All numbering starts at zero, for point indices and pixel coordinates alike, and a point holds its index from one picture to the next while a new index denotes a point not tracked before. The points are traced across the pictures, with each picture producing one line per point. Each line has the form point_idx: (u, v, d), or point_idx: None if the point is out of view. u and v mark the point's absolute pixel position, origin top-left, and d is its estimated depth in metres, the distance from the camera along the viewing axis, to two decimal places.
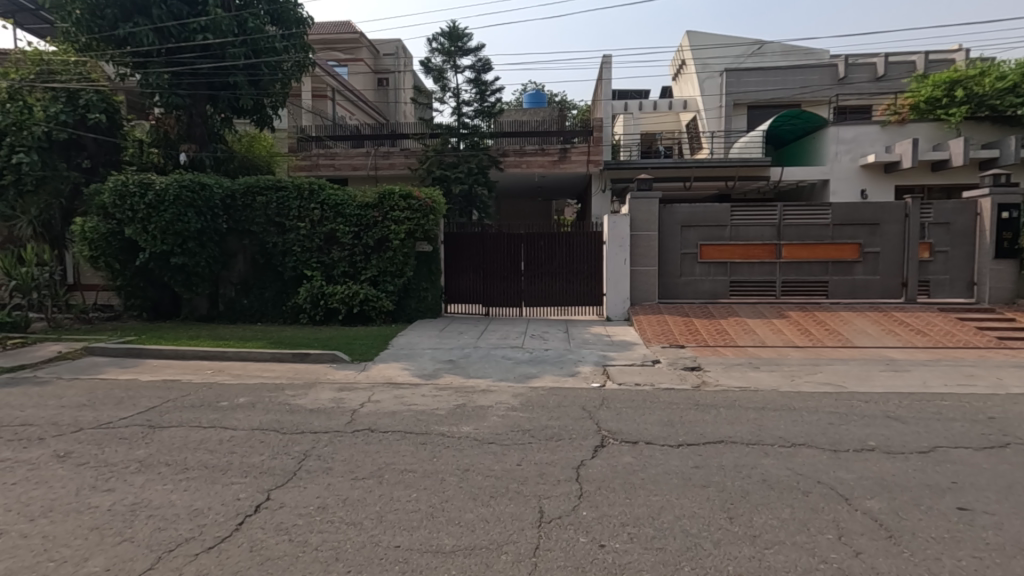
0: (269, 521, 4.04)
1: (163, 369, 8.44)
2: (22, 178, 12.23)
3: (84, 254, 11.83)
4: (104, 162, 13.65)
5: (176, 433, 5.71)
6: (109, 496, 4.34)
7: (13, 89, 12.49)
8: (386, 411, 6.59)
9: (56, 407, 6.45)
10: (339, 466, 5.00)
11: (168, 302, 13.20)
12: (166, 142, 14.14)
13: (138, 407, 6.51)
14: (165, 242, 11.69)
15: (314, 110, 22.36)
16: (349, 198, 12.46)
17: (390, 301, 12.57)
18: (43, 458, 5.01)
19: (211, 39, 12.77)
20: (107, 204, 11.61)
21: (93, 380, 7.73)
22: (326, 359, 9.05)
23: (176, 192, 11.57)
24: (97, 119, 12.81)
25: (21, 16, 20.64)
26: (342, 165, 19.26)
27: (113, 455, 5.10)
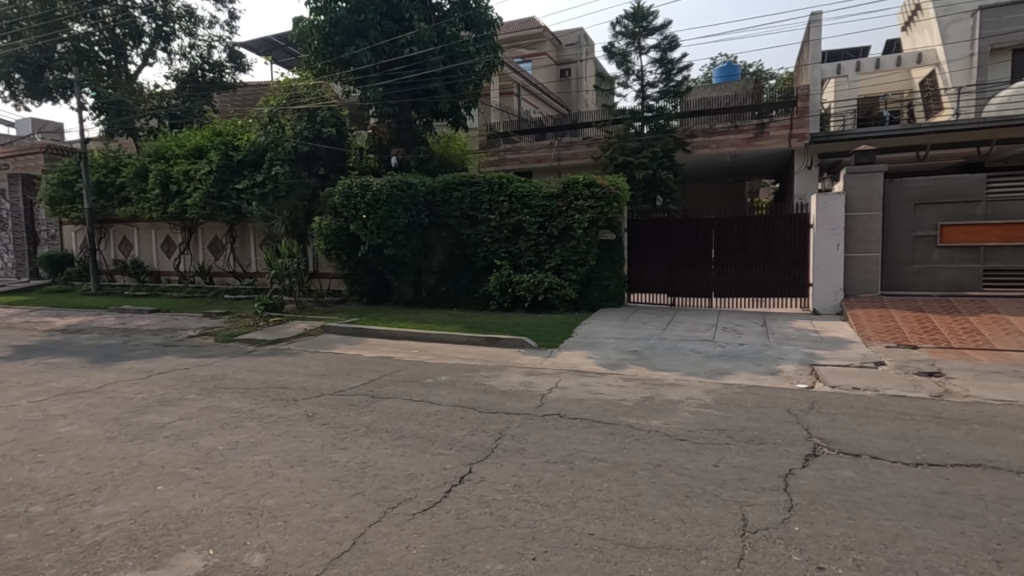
0: (471, 493, 4.37)
1: (380, 347, 9.67)
2: (278, 186, 14.96)
3: (321, 247, 14.04)
4: (334, 168, 15.91)
5: (392, 404, 6.49)
6: (346, 453, 5.11)
7: (272, 113, 15.23)
8: (574, 398, 6.69)
9: (305, 375, 7.80)
10: (531, 448, 5.21)
11: (381, 289, 15.00)
12: (379, 148, 15.88)
13: (363, 378, 7.56)
14: (380, 236, 13.28)
15: (502, 106, 23.55)
16: (535, 189, 12.88)
17: (573, 290, 12.80)
18: (298, 416, 6.09)
19: (416, 50, 14.31)
20: (337, 204, 13.56)
21: (329, 353, 9.18)
22: (515, 344, 9.53)
23: (388, 191, 13.07)
24: (329, 132, 15.08)
25: (277, 51, 25.17)
26: (527, 158, 20.01)
27: (346, 419, 5.99)
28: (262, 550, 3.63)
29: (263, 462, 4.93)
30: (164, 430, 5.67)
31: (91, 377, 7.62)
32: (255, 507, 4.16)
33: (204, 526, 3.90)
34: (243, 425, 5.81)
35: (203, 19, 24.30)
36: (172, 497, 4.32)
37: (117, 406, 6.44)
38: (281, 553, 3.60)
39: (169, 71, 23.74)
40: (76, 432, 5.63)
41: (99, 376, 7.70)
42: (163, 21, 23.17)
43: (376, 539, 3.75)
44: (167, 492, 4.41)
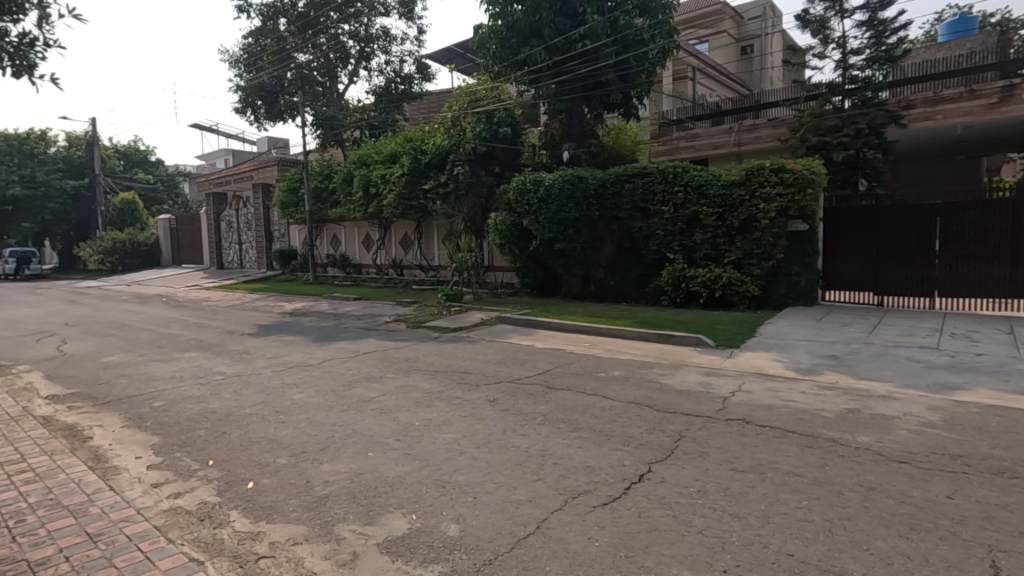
0: (652, 493, 4.25)
1: (552, 339, 9.91)
2: (459, 185, 16.12)
3: (496, 242, 14.80)
4: (509, 166, 16.60)
5: (567, 396, 6.60)
6: (526, 440, 5.32)
7: (455, 118, 16.48)
8: (761, 404, 6.15)
9: (484, 362, 8.31)
10: (715, 453, 4.91)
11: (551, 282, 15.35)
12: (551, 144, 16.17)
13: (537, 369, 7.81)
14: (551, 230, 13.60)
15: (675, 93, 22.53)
16: (714, 178, 12.11)
17: (756, 286, 11.80)
18: (480, 400, 6.51)
19: (590, 44, 14.35)
20: (511, 200, 14.18)
21: (505, 343, 9.66)
22: (690, 342, 9.08)
23: (560, 186, 13.33)
24: (505, 132, 15.82)
25: (457, 59, 27.15)
26: (702, 146, 18.85)
27: (525, 406, 6.23)
28: (456, 522, 3.94)
29: (453, 440, 5.35)
30: (370, 404, 6.47)
31: (314, 354, 9.01)
32: (448, 481, 4.54)
33: (407, 493, 4.37)
34: (434, 405, 6.38)
35: (396, 37, 27.11)
36: (380, 464, 4.90)
37: (334, 379, 7.51)
38: (473, 526, 3.87)
39: (369, 87, 26.92)
40: (305, 399, 6.69)
41: (319, 353, 9.06)
42: (366, 43, 26.30)
43: (558, 526, 3.85)
44: (376, 458, 5.01)
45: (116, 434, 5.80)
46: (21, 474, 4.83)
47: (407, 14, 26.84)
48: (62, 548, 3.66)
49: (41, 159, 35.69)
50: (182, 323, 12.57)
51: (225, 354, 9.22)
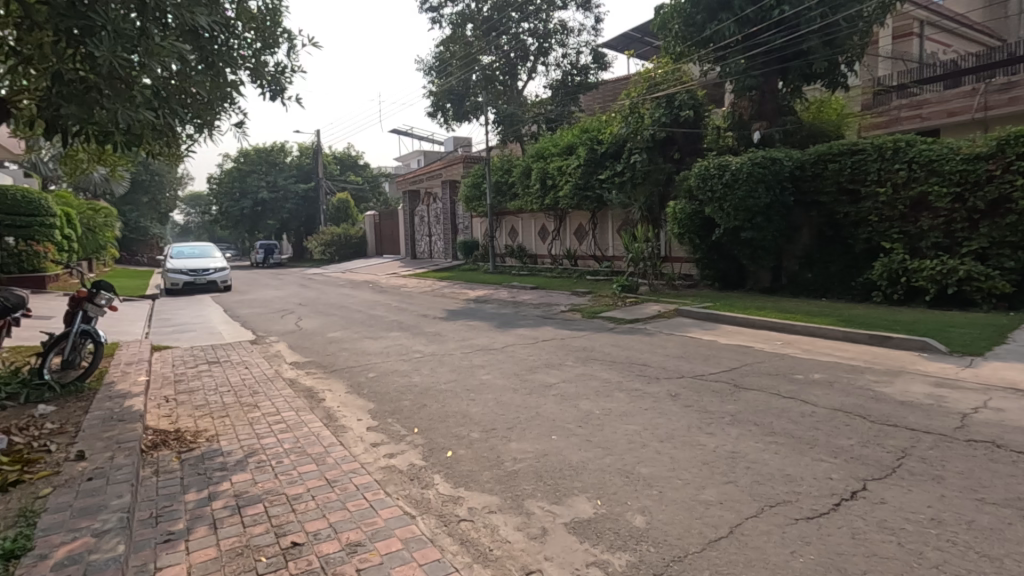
0: (868, 514, 3.74)
1: (738, 335, 9.25)
2: (636, 174, 15.81)
3: (674, 231, 14.18)
4: (690, 151, 15.77)
5: (758, 397, 6.12)
6: (713, 439, 5.05)
7: (633, 104, 16.08)
8: (1017, 426, 5.04)
9: (664, 355, 8.07)
10: (953, 479, 4.14)
11: (735, 274, 14.30)
12: (738, 124, 15.01)
13: (722, 366, 7.36)
14: (738, 218, 12.57)
15: (894, 54, 19.32)
16: (951, 151, 10.25)
17: (1007, 282, 9.69)
18: (662, 394, 6.34)
19: (789, 11, 13.04)
20: (693, 187, 13.46)
21: (685, 336, 9.27)
22: (913, 346, 7.78)
23: (749, 170, 12.28)
24: (687, 115, 15.07)
25: (635, 44, 26.58)
26: (932, 114, 15.83)
27: (711, 404, 5.92)
28: (642, 514, 3.90)
29: (635, 432, 5.30)
30: (552, 389, 6.70)
31: (498, 339, 9.60)
32: (632, 472, 4.52)
33: (591, 478, 4.44)
34: (614, 395, 6.38)
35: (573, 29, 27.42)
36: (563, 447, 5.05)
37: (517, 363, 7.92)
38: (660, 520, 3.80)
39: (547, 81, 27.67)
40: (492, 380, 7.18)
41: (502, 338, 9.64)
42: (544, 39, 27.05)
43: (754, 533, 3.59)
44: (559, 442, 5.18)
45: (341, 398, 6.85)
46: (278, 424, 5.96)
47: (585, 5, 26.97)
48: (310, 488, 4.44)
49: (282, 168, 43.33)
50: (387, 306, 14.34)
51: (422, 334, 10.31)
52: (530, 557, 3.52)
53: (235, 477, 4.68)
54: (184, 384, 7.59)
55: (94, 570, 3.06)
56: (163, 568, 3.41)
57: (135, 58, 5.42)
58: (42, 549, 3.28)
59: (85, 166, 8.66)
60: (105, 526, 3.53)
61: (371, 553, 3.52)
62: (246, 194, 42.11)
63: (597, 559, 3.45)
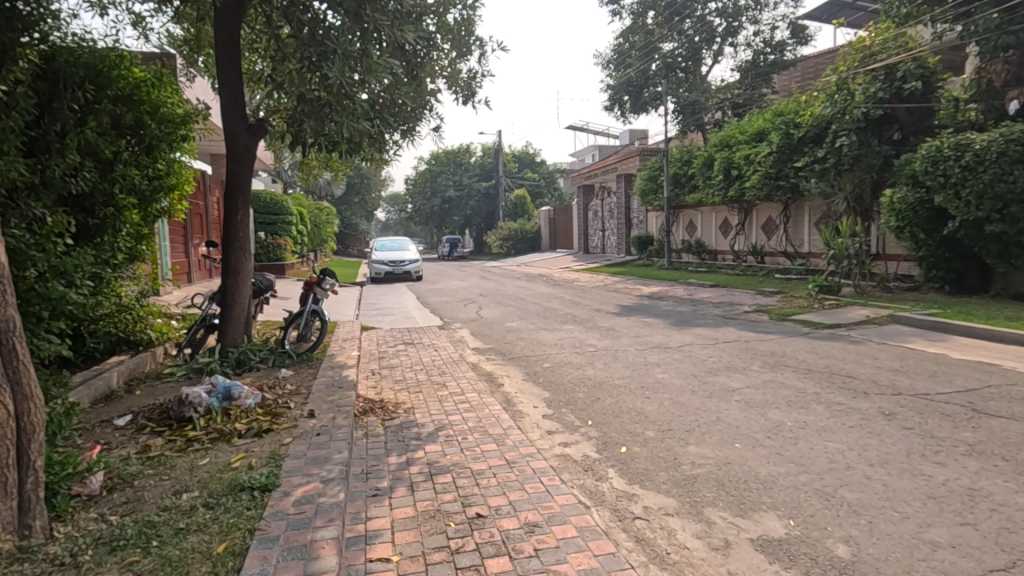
0: None
1: (978, 350, 7.63)
2: (842, 159, 13.92)
3: (890, 224, 12.21)
4: (916, 130, 13.41)
5: (1009, 426, 4.98)
6: (943, 471, 4.25)
7: (841, 80, 14.17)
8: None
9: (875, 367, 7.00)
10: None
11: (976, 275, 11.85)
12: (987, 93, 12.26)
13: (956, 385, 6.14)
14: (982, 207, 10.40)
15: None
16: None
17: None
18: (871, 411, 5.51)
19: None
20: (918, 172, 11.41)
21: (902, 347, 7.93)
22: None
23: (1001, 148, 10.06)
24: (913, 87, 12.78)
25: (845, 11, 23.35)
26: None
27: (939, 429, 4.98)
28: (846, 543, 3.44)
29: (837, 451, 4.69)
30: (736, 394, 6.24)
31: (675, 337, 9.23)
32: (833, 494, 4.01)
33: (783, 496, 4.04)
34: (810, 407, 5.72)
35: (768, 3, 25.03)
36: (750, 458, 4.68)
37: (696, 364, 7.53)
38: (870, 554, 3.31)
39: (735, 63, 25.69)
40: (669, 380, 6.92)
41: (679, 337, 9.23)
42: (733, 18, 25.11)
43: None
44: (744, 451, 4.81)
45: (519, 385, 7.19)
46: (463, 404, 6.47)
47: None
48: (491, 465, 4.75)
49: (467, 167, 46.68)
50: (561, 299, 14.68)
51: (595, 328, 10.35)
52: (711, 568, 3.32)
53: (429, 447, 5.20)
54: (386, 361, 8.63)
55: (322, 511, 3.64)
56: (372, 519, 3.93)
57: (356, 76, 6.25)
58: (285, 487, 4.00)
59: (316, 171, 10.24)
60: (329, 475, 4.18)
61: (548, 536, 3.64)
62: (437, 193, 46.40)
63: None
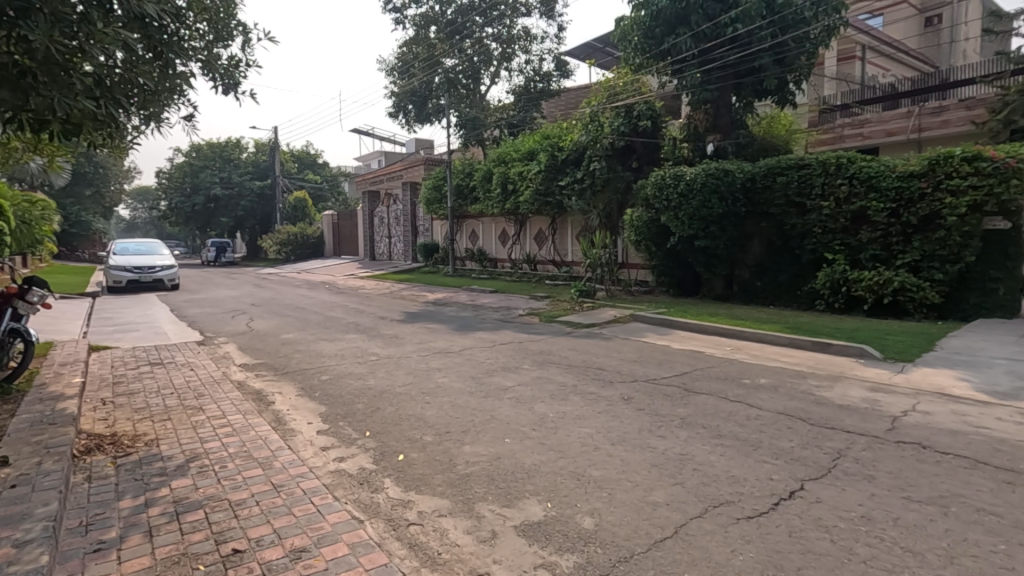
0: (806, 513, 3.89)
1: (691, 340, 9.49)
2: (596, 181, 16.13)
3: (631, 238, 14.49)
4: (648, 161, 16.19)
5: (708, 400, 6.29)
6: (663, 442, 5.17)
7: (593, 113, 16.40)
8: (943, 428, 5.27)
9: (620, 359, 8.22)
10: (883, 478, 4.33)
11: (690, 281, 14.70)
12: (694, 135, 15.45)
13: (675, 370, 7.54)
14: (692, 226, 12.98)
15: (840, 76, 20.21)
16: (887, 168, 10.66)
17: (937, 294, 10.14)
18: (615, 397, 6.45)
19: (741, 28, 13.43)
20: (650, 195, 13.76)
21: (640, 341, 9.46)
22: (852, 352, 8.09)
23: (703, 180, 12.64)
24: (645, 125, 15.40)
25: (597, 54, 27.13)
26: (873, 133, 16.42)
27: (662, 408, 6.06)
28: (591, 515, 3.95)
29: (588, 435, 5.37)
30: (508, 392, 6.73)
31: (456, 342, 9.56)
32: (583, 474, 4.58)
33: (543, 481, 4.48)
34: (569, 398, 6.45)
35: (537, 36, 27.74)
36: (517, 450, 5.07)
37: (474, 366, 7.91)
38: (609, 522, 3.86)
39: (509, 87, 27.88)
40: (449, 384, 7.13)
41: (461, 341, 9.60)
42: (507, 45, 27.25)
43: (697, 533, 3.70)
44: (513, 445, 5.20)
45: (292, 401, 6.68)
46: (224, 428, 5.76)
47: (548, 13, 27.37)
48: (254, 492, 4.31)
49: (237, 163, 41.99)
50: (343, 308, 14.08)
51: (379, 337, 10.18)
52: (479, 560, 3.51)
53: (175, 482, 4.50)
54: (123, 387, 7.23)
55: None
56: None
57: (72, 44, 5.14)
58: None
59: (18, 154, 8.13)
60: (27, 537, 3.33)
61: (316, 559, 3.44)
62: (199, 190, 40.75)
63: (545, 560, 3.48)
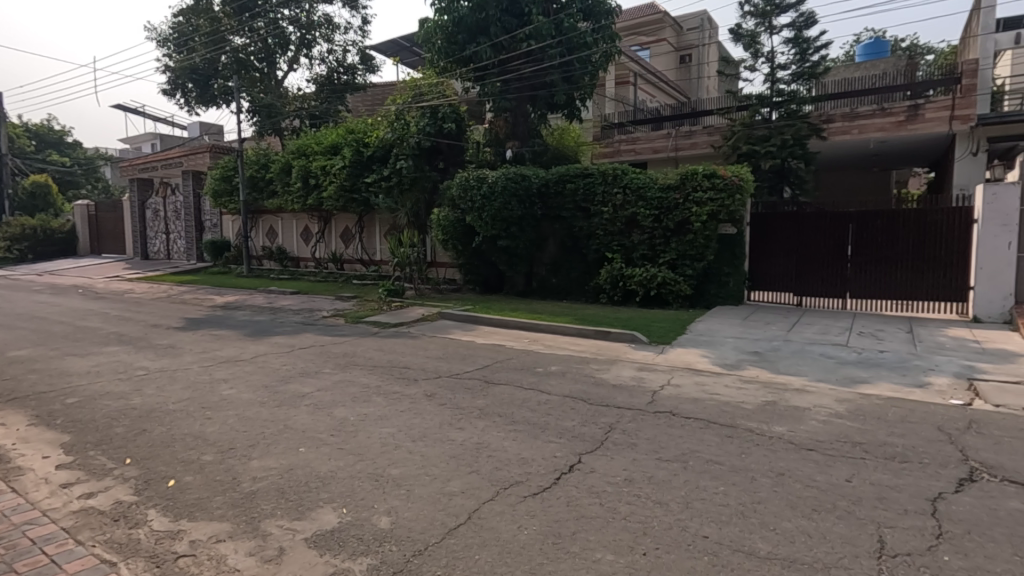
0: (582, 483, 4.38)
1: (494, 335, 10.02)
2: (403, 179, 16.05)
3: (439, 238, 14.75)
4: (454, 162, 16.67)
5: (505, 390, 6.70)
6: (462, 433, 5.37)
7: (399, 111, 16.32)
8: (688, 397, 6.38)
9: (425, 357, 8.32)
10: (643, 444, 5.08)
11: (495, 278, 15.50)
12: (496, 141, 16.29)
13: (478, 364, 7.89)
14: (495, 227, 13.69)
15: (618, 97, 23.11)
16: (651, 180, 12.45)
17: (688, 286, 12.23)
18: (418, 395, 6.51)
19: (534, 44, 14.52)
20: (455, 196, 14.13)
21: (446, 338, 9.69)
22: (626, 338, 9.32)
23: (503, 183, 13.40)
24: (450, 127, 15.80)
25: (403, 52, 26.98)
26: (643, 149, 19.31)
27: (463, 401, 6.29)
28: (388, 515, 3.94)
29: (389, 435, 5.33)
30: (305, 399, 6.35)
31: (247, 349, 8.70)
32: (382, 474, 4.54)
33: (340, 487, 4.32)
34: (371, 399, 6.33)
35: (339, 26, 26.55)
36: (313, 459, 4.82)
37: (268, 374, 7.30)
38: (405, 519, 3.88)
39: (310, 75, 26.26)
40: (236, 395, 6.47)
41: (253, 348, 8.77)
42: (306, 30, 25.61)
43: (488, 516, 3.92)
44: (308, 453, 4.93)
45: (20, 432, 5.41)
46: None
47: (351, 3, 26.38)
48: None
49: None
50: (102, 316, 11.83)
51: (149, 348, 8.78)
52: None
53: None
54: None
55: None
56: None
57: None
58: None
59: None
60: None
61: None
62: None
63: (337, 568, 3.36)
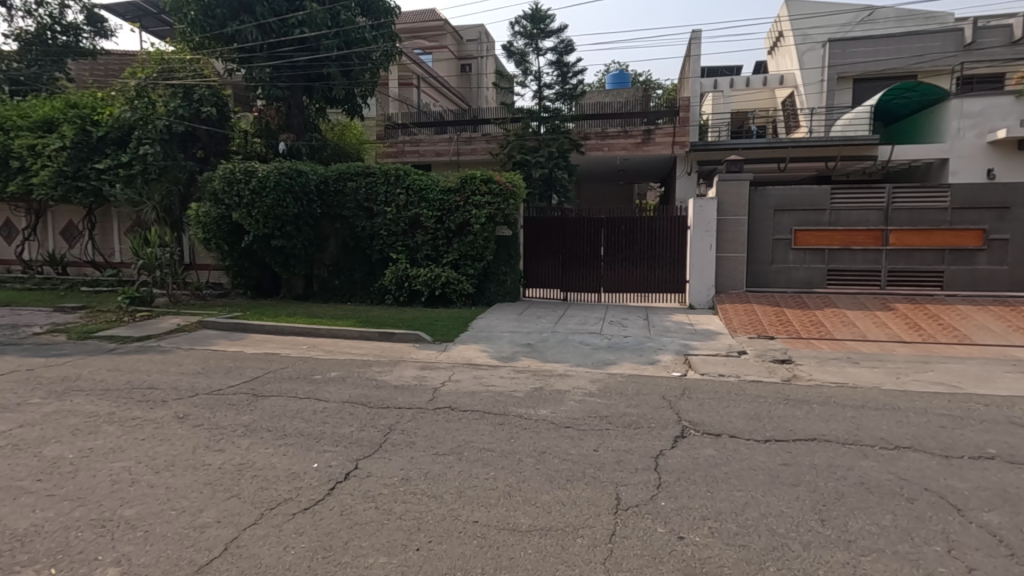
0: (357, 489, 4.27)
1: (266, 343, 9.16)
2: (148, 168, 13.71)
3: (198, 236, 12.94)
4: (215, 151, 14.96)
5: (275, 402, 6.20)
6: (221, 456, 4.80)
7: (141, 86, 13.93)
8: (466, 391, 6.68)
9: (178, 373, 7.23)
10: (421, 441, 5.17)
11: (269, 281, 14.30)
12: (267, 132, 15.18)
13: (244, 376, 7.14)
14: (267, 225, 12.52)
15: (401, 97, 23.13)
16: (433, 183, 12.73)
17: (470, 285, 12.83)
18: (166, 418, 5.62)
19: (308, 32, 13.66)
20: (217, 190, 12.55)
21: (207, 350, 8.56)
22: (410, 338, 9.36)
23: (276, 178, 12.34)
24: (209, 112, 14.00)
25: (147, 19, 23.13)
26: (426, 151, 19.73)
27: (223, 419, 5.62)
28: (117, 565, 3.31)
29: (123, 469, 4.51)
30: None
31: None
32: (111, 518, 3.80)
33: (48, 544, 3.50)
34: (100, 430, 5.26)
35: None
36: (6, 514, 3.81)
37: None
38: (139, 565, 3.31)
39: (10, 29, 20.85)
40: None
41: None
42: None
43: (248, 543, 3.56)
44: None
45: None
46: None
47: None
48: None
49: None
50: None
51: None
52: None
53: None
54: None
55: None
56: None
57: None
58: None
59: None
60: None
61: None
62: None
63: None
